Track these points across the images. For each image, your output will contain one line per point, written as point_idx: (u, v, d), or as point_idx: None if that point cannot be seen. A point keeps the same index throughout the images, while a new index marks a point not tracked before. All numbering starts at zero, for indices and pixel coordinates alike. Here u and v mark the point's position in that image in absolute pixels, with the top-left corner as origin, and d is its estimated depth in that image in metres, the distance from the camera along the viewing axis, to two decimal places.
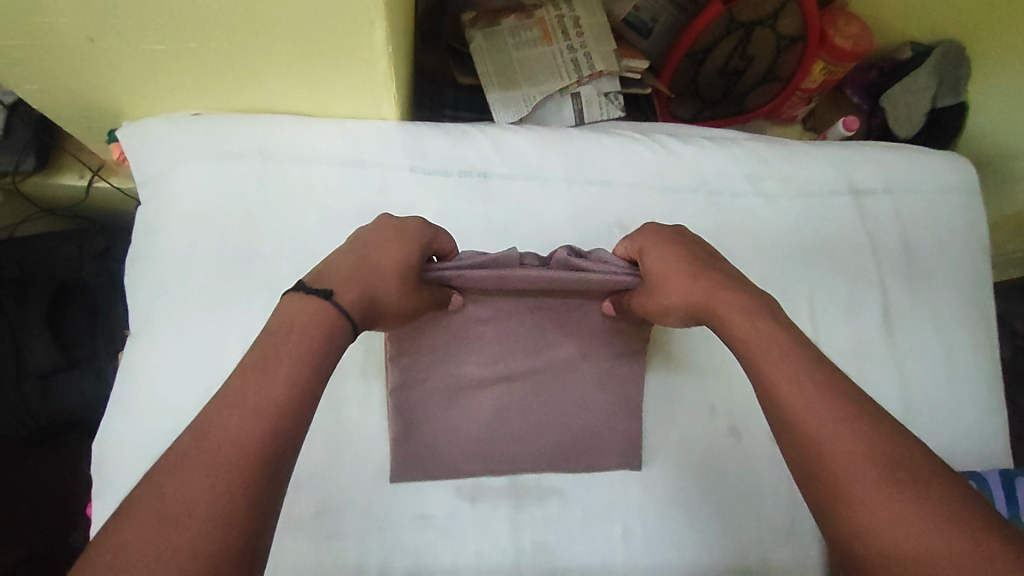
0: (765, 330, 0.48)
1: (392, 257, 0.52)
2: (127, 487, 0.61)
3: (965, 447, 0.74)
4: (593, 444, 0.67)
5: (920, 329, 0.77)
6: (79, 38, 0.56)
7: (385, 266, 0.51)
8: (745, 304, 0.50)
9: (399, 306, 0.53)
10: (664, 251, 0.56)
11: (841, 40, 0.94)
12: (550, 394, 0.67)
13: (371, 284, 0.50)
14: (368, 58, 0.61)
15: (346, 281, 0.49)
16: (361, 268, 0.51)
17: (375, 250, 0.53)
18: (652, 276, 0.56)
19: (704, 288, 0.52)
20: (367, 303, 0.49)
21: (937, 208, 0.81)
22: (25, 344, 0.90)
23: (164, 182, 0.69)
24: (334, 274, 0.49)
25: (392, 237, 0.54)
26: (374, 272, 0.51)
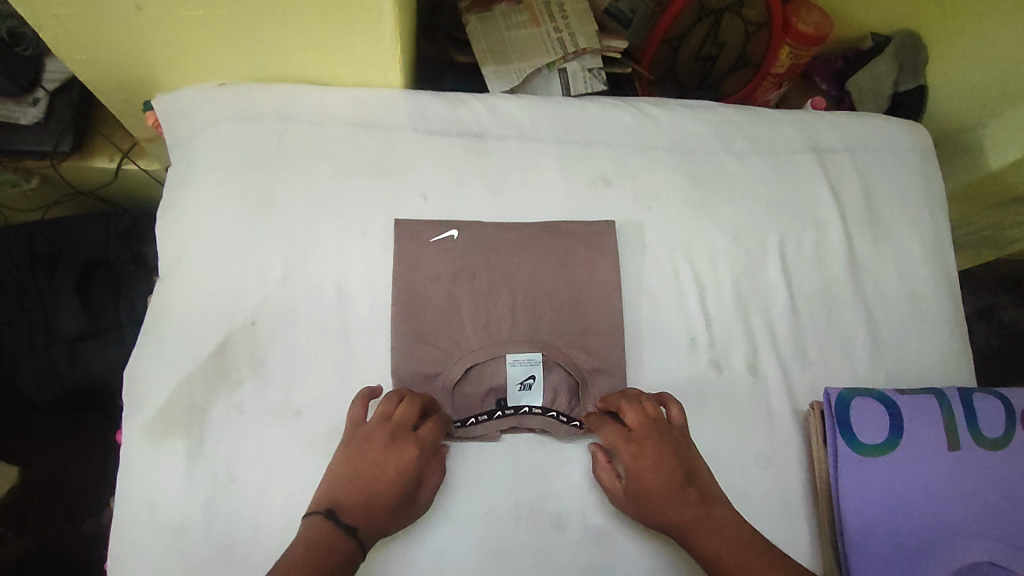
0: (714, 536, 0.61)
1: (392, 461, 0.62)
2: (153, 408, 0.66)
3: (931, 378, 0.79)
4: (581, 315, 0.74)
5: (886, 272, 0.83)
6: (128, 5, 0.65)
7: (392, 473, 0.62)
8: (692, 510, 0.62)
9: (394, 509, 0.61)
10: (656, 439, 0.65)
11: (803, 26, 1.04)
12: (541, 299, 0.74)
13: (381, 485, 0.61)
14: (376, 24, 0.70)
15: (359, 514, 0.60)
16: (363, 482, 0.61)
17: (378, 460, 0.62)
18: (637, 441, 0.65)
19: (667, 486, 0.63)
20: (377, 520, 0.61)
21: (895, 165, 0.88)
22: (56, 312, 0.96)
23: (195, 142, 0.76)
24: (344, 492, 0.61)
25: (388, 456, 0.62)
26: (382, 479, 0.62)
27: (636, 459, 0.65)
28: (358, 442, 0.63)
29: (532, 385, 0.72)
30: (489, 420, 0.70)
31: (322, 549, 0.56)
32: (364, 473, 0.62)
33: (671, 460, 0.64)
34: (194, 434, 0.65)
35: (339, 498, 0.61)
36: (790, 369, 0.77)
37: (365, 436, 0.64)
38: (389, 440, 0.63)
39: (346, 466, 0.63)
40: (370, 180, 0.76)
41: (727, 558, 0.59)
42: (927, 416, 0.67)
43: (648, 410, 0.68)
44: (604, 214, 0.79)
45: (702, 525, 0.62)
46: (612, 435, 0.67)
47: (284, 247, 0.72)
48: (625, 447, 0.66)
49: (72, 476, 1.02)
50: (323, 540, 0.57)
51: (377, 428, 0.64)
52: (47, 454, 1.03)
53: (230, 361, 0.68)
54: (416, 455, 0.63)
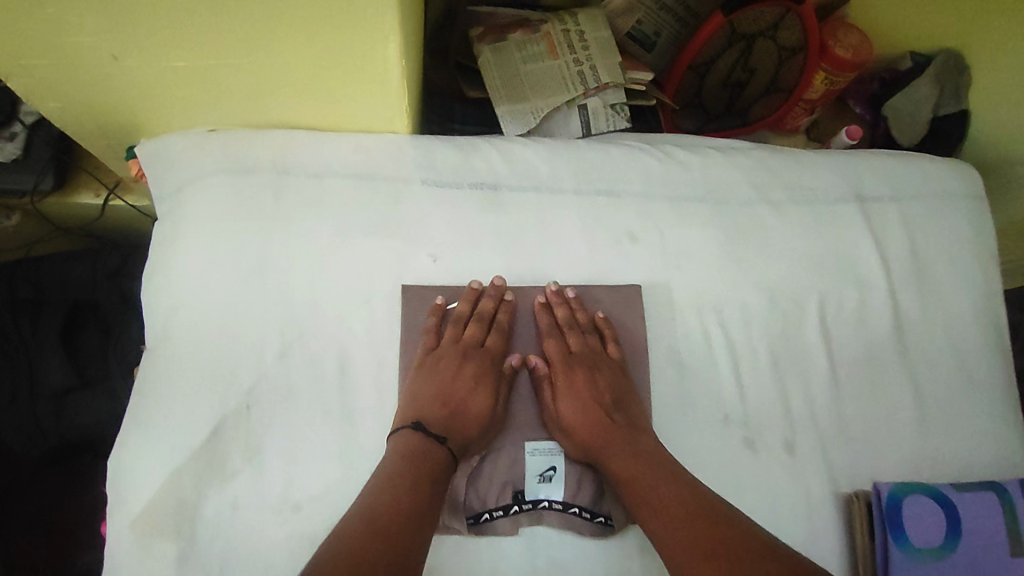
0: (628, 449, 0.63)
1: (468, 374, 0.66)
2: (140, 501, 0.60)
3: (980, 453, 0.73)
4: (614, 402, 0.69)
5: (932, 335, 0.77)
6: (103, 55, 0.58)
7: (471, 386, 0.66)
8: (616, 436, 0.64)
9: (481, 423, 0.65)
10: (593, 367, 0.68)
11: (841, 50, 0.96)
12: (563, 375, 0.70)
13: (466, 399, 0.65)
14: (381, 72, 0.63)
15: (446, 426, 0.63)
16: (443, 397, 0.64)
17: (454, 375, 0.66)
18: (586, 364, 0.68)
19: (591, 409, 0.66)
20: (463, 432, 0.64)
21: (943, 214, 0.81)
22: (41, 363, 0.90)
23: (182, 197, 0.70)
24: (424, 405, 0.63)
25: (461, 376, 0.66)
26: (463, 393, 0.65)
27: (562, 377, 0.68)
28: (429, 364, 0.66)
29: (553, 477, 0.67)
30: (506, 516, 0.65)
31: (419, 455, 0.60)
32: (447, 383, 0.65)
33: (599, 388, 0.67)
34: (185, 534, 0.60)
35: (425, 411, 0.63)
36: (830, 446, 0.71)
37: (436, 357, 0.67)
38: (461, 356, 0.67)
39: (428, 382, 0.65)
40: (375, 239, 0.69)
41: (638, 468, 0.62)
42: (986, 514, 0.65)
43: (586, 340, 0.69)
44: (630, 275, 0.73)
45: (622, 443, 0.64)
46: (552, 351, 0.69)
47: (282, 315, 0.66)
48: (562, 367, 0.68)
49: (65, 527, 0.96)
50: (420, 449, 0.60)
51: (447, 352, 0.67)
52: (37, 502, 0.96)
53: (223, 448, 0.62)
54: (484, 369, 0.67)
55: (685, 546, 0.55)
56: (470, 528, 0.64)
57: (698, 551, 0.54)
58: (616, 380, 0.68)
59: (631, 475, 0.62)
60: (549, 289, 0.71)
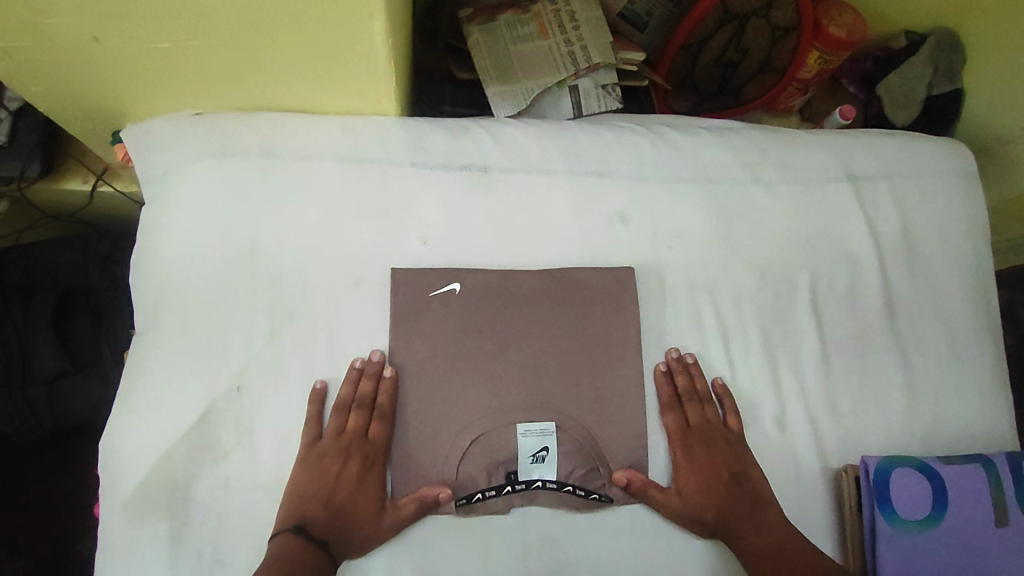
0: (756, 536, 0.64)
1: (350, 474, 0.63)
2: (131, 485, 0.61)
3: (968, 430, 0.74)
4: (606, 374, 0.68)
5: (922, 314, 0.77)
6: (84, 36, 0.57)
7: (351, 483, 0.63)
8: (737, 510, 0.65)
9: (367, 519, 0.61)
10: (708, 443, 0.68)
11: (835, 29, 0.94)
12: (550, 346, 0.68)
13: (351, 501, 0.62)
14: (367, 53, 0.62)
15: (331, 524, 0.61)
16: (321, 497, 0.62)
17: (333, 472, 0.62)
18: (701, 439, 0.68)
19: (713, 486, 0.66)
20: (347, 533, 0.61)
21: (935, 193, 0.81)
22: (32, 349, 0.89)
23: (169, 180, 0.69)
24: (305, 501, 0.61)
25: (342, 472, 0.63)
26: (345, 491, 0.62)
27: (679, 455, 0.68)
28: (313, 458, 0.63)
29: (546, 457, 0.66)
30: (498, 496, 0.64)
31: (296, 564, 0.57)
32: (329, 480, 0.62)
33: (719, 463, 0.67)
34: (178, 515, 0.60)
35: (308, 510, 0.61)
36: (820, 424, 0.71)
37: (318, 454, 0.63)
38: (342, 450, 0.63)
39: (309, 481, 0.62)
40: (364, 223, 0.69)
41: (767, 553, 0.62)
42: (973, 489, 0.65)
43: (706, 413, 0.69)
44: (621, 256, 0.73)
45: (749, 522, 0.65)
46: (673, 427, 0.69)
47: (271, 300, 0.66)
48: (679, 444, 0.68)
49: (63, 503, 0.96)
50: (296, 555, 0.57)
51: (331, 445, 0.63)
52: (35, 477, 0.97)
53: (214, 432, 0.62)
54: (367, 462, 0.64)
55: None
56: (462, 508, 0.64)
57: None
58: (734, 454, 0.68)
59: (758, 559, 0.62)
60: (672, 354, 0.70)
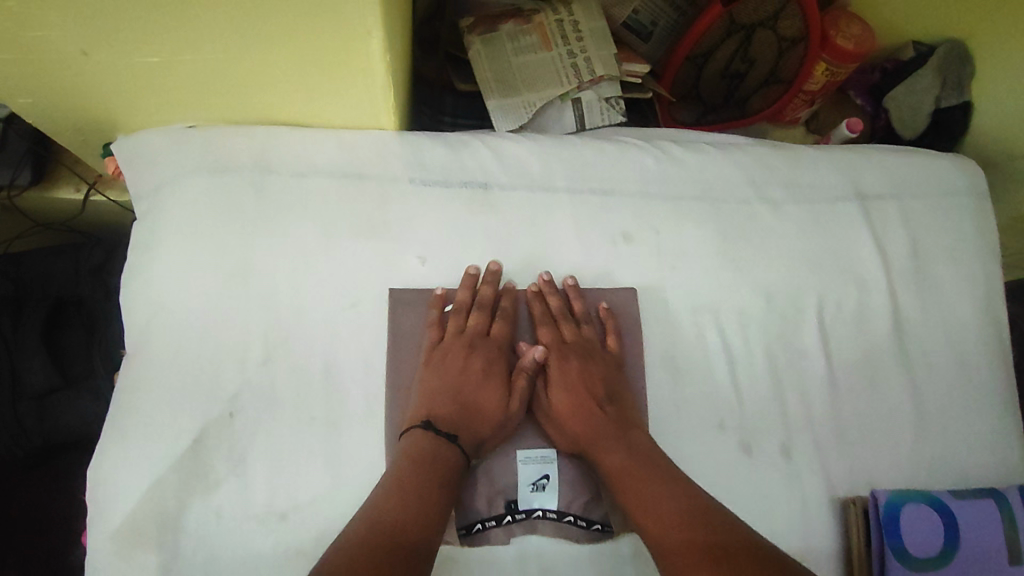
0: (618, 453, 0.61)
1: (475, 368, 0.65)
2: (120, 512, 0.59)
3: (977, 456, 0.72)
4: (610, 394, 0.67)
5: (931, 336, 0.75)
6: (71, 51, 0.55)
7: (478, 378, 0.64)
8: (604, 427, 0.63)
9: (495, 416, 0.63)
10: (582, 360, 0.66)
11: (843, 41, 0.93)
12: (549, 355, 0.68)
13: (477, 395, 0.64)
14: (364, 66, 0.60)
15: (460, 420, 0.62)
16: (445, 391, 0.63)
17: (461, 369, 0.64)
18: (579, 356, 0.67)
19: (582, 401, 0.65)
20: (475, 429, 0.62)
21: (946, 212, 0.79)
22: (22, 363, 0.87)
23: (161, 195, 0.67)
24: (428, 396, 0.63)
25: (468, 367, 0.64)
26: (473, 388, 0.64)
27: (557, 366, 0.66)
28: (435, 357, 0.65)
29: (547, 485, 0.64)
30: (499, 526, 0.63)
31: (430, 451, 0.58)
32: (456, 377, 0.64)
33: (594, 378, 0.66)
34: (167, 545, 0.58)
35: (436, 404, 0.62)
36: (827, 450, 0.70)
37: (442, 351, 0.65)
38: (467, 349, 0.65)
39: (439, 376, 0.64)
40: (361, 240, 0.67)
41: (622, 466, 0.60)
42: (986, 525, 0.64)
43: (568, 332, 0.68)
44: (624, 276, 0.71)
45: (612, 439, 0.62)
46: (555, 344, 0.67)
47: (266, 318, 0.64)
48: (567, 358, 0.67)
49: (53, 519, 0.94)
50: (432, 444, 0.59)
51: (455, 342, 0.65)
52: (27, 493, 0.95)
53: (205, 458, 0.60)
54: (491, 360, 0.66)
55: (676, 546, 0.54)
56: (463, 539, 0.62)
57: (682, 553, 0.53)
58: (609, 375, 0.67)
59: (616, 472, 0.61)
60: (544, 278, 0.69)
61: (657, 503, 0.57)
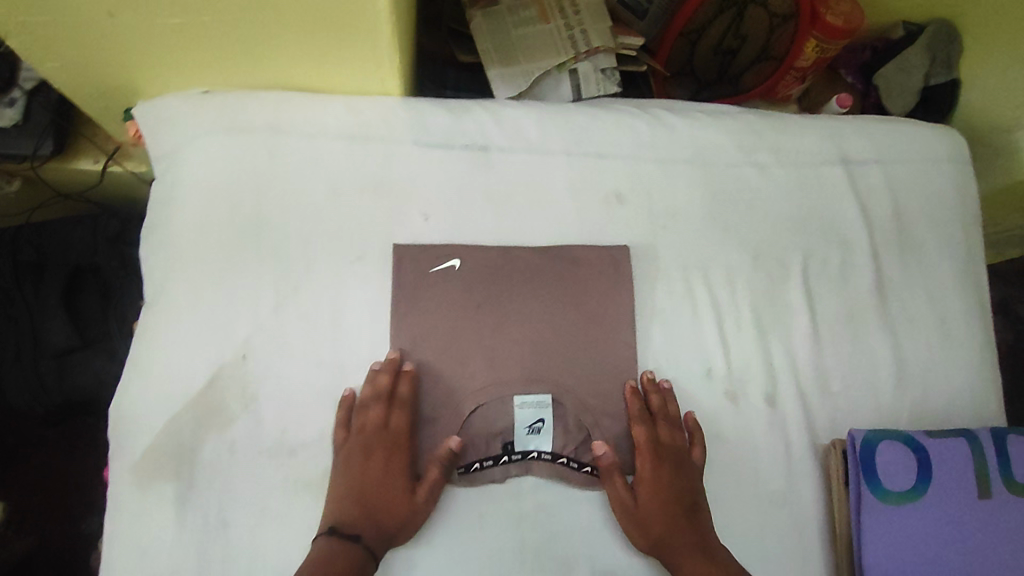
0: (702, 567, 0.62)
1: (381, 464, 0.64)
2: (140, 447, 0.63)
3: (955, 407, 0.75)
4: (604, 341, 0.71)
5: (912, 294, 0.78)
6: (99, 12, 0.59)
7: (383, 475, 0.64)
8: (689, 538, 0.64)
9: (401, 513, 0.63)
10: (670, 469, 0.67)
11: (832, 18, 0.94)
12: (539, 333, 0.70)
13: (384, 492, 0.63)
14: (371, 32, 0.64)
15: (367, 523, 0.61)
16: (356, 498, 0.62)
17: (364, 469, 0.63)
18: (669, 462, 0.67)
19: (670, 504, 0.65)
20: (383, 524, 0.62)
21: (928, 178, 0.83)
22: (42, 324, 0.92)
23: (178, 155, 0.71)
24: (338, 505, 0.62)
25: (374, 467, 0.63)
26: (379, 486, 0.63)
27: (658, 468, 0.67)
28: (341, 457, 0.64)
29: (542, 429, 0.67)
30: (496, 466, 0.67)
31: (333, 560, 0.58)
32: (361, 476, 0.63)
33: (680, 485, 0.66)
34: (185, 477, 0.62)
35: (342, 510, 0.62)
36: (810, 400, 0.73)
37: (347, 451, 0.64)
38: (369, 451, 0.64)
39: (342, 479, 0.63)
40: (369, 198, 0.71)
41: None
42: (958, 464, 0.67)
43: (664, 437, 0.68)
44: (617, 234, 0.75)
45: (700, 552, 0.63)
46: (651, 445, 0.67)
47: (278, 273, 0.68)
48: (659, 462, 0.67)
49: (71, 477, 0.98)
50: (334, 552, 0.59)
51: (357, 441, 0.64)
52: (44, 452, 0.99)
53: (220, 398, 0.64)
54: (397, 455, 0.65)
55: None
56: (461, 477, 0.66)
57: None
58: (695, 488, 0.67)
59: None
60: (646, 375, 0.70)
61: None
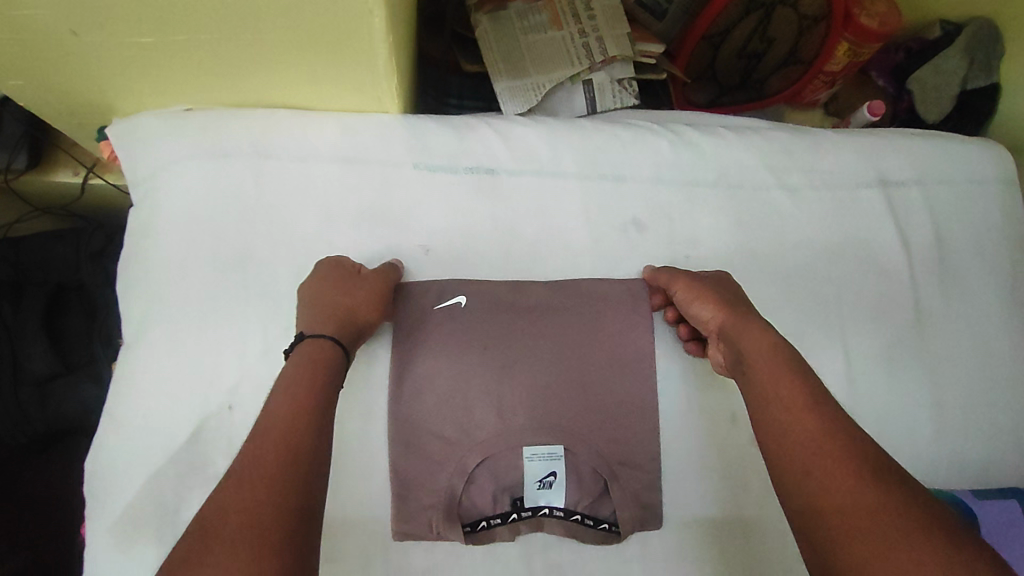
0: (759, 348, 0.55)
1: (359, 298, 0.59)
2: (120, 505, 0.58)
3: (999, 452, 0.70)
4: (623, 385, 0.64)
5: (954, 328, 0.72)
6: (62, 31, 0.53)
7: (359, 302, 0.59)
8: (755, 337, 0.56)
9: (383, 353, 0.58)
10: (721, 292, 0.62)
11: (866, 18, 0.85)
12: (550, 362, 0.64)
13: (362, 320, 0.59)
14: (366, 47, 0.57)
15: (340, 336, 0.57)
16: (353, 317, 0.58)
17: (338, 295, 0.59)
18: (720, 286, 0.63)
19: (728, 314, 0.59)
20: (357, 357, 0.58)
21: (971, 200, 0.76)
22: (22, 351, 0.85)
23: (158, 180, 0.65)
24: (329, 316, 0.57)
25: (348, 293, 0.59)
26: (357, 314, 0.59)
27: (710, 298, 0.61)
28: (316, 285, 0.60)
29: (553, 483, 0.62)
30: (504, 524, 0.62)
31: (313, 362, 0.53)
32: (334, 299, 0.58)
33: (735, 301, 0.61)
34: (167, 539, 0.57)
35: (319, 325, 0.57)
36: None
37: (321, 277, 0.60)
38: (342, 285, 0.59)
39: (311, 296, 0.59)
40: (366, 226, 0.65)
41: (753, 363, 0.55)
42: (1007, 526, 0.61)
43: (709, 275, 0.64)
44: (636, 265, 0.69)
45: (751, 329, 0.57)
46: (697, 288, 0.62)
47: (266, 310, 0.62)
48: (708, 299, 0.61)
49: (58, 501, 0.95)
50: (313, 357, 0.53)
51: (332, 275, 0.60)
52: (29, 476, 0.95)
53: (204, 450, 0.59)
54: (373, 294, 0.60)
55: (795, 446, 0.48)
56: (467, 536, 0.61)
57: (832, 472, 0.45)
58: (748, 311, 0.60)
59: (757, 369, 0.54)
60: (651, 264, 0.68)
61: (786, 412, 0.49)
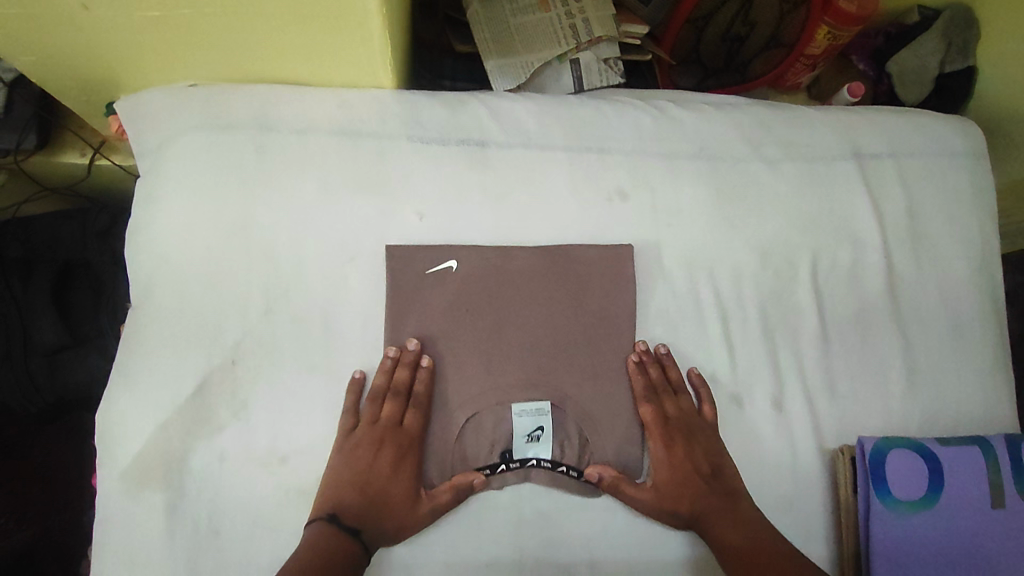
0: (732, 530, 0.63)
1: (384, 462, 0.63)
2: (128, 455, 0.61)
3: (967, 412, 0.73)
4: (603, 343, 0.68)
5: (925, 294, 0.76)
6: (73, 5, 0.56)
7: (389, 472, 0.63)
8: (714, 502, 0.64)
9: (400, 516, 0.61)
10: (681, 447, 0.66)
11: (846, 3, 0.89)
12: (533, 344, 0.67)
13: (387, 486, 0.62)
14: (360, 24, 0.60)
15: (362, 517, 0.60)
16: (368, 493, 0.61)
17: (371, 462, 0.62)
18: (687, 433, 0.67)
19: (687, 481, 0.65)
20: (379, 525, 0.61)
21: (942, 173, 0.79)
22: (32, 323, 0.88)
23: (164, 151, 0.68)
24: (346, 499, 0.61)
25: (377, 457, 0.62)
26: (382, 481, 0.62)
27: (659, 447, 0.66)
28: (348, 447, 0.63)
29: (541, 437, 0.66)
30: (493, 475, 0.64)
31: (325, 551, 0.57)
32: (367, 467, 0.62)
33: (697, 456, 0.66)
34: (173, 486, 0.61)
35: (342, 500, 0.61)
36: (818, 405, 0.71)
37: (355, 442, 0.63)
38: (377, 444, 0.63)
39: (347, 469, 0.62)
40: (364, 195, 0.68)
41: (732, 541, 0.62)
42: (969, 472, 0.65)
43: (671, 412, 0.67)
44: (620, 233, 0.72)
45: (720, 506, 0.64)
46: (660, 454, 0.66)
47: (266, 274, 0.65)
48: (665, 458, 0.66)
49: (67, 472, 0.98)
50: (326, 543, 0.58)
51: (366, 434, 0.63)
52: (37, 450, 0.98)
53: (209, 404, 0.62)
54: (404, 450, 0.64)
55: None
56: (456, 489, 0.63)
57: None
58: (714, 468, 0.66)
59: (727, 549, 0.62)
60: (641, 347, 0.68)
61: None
